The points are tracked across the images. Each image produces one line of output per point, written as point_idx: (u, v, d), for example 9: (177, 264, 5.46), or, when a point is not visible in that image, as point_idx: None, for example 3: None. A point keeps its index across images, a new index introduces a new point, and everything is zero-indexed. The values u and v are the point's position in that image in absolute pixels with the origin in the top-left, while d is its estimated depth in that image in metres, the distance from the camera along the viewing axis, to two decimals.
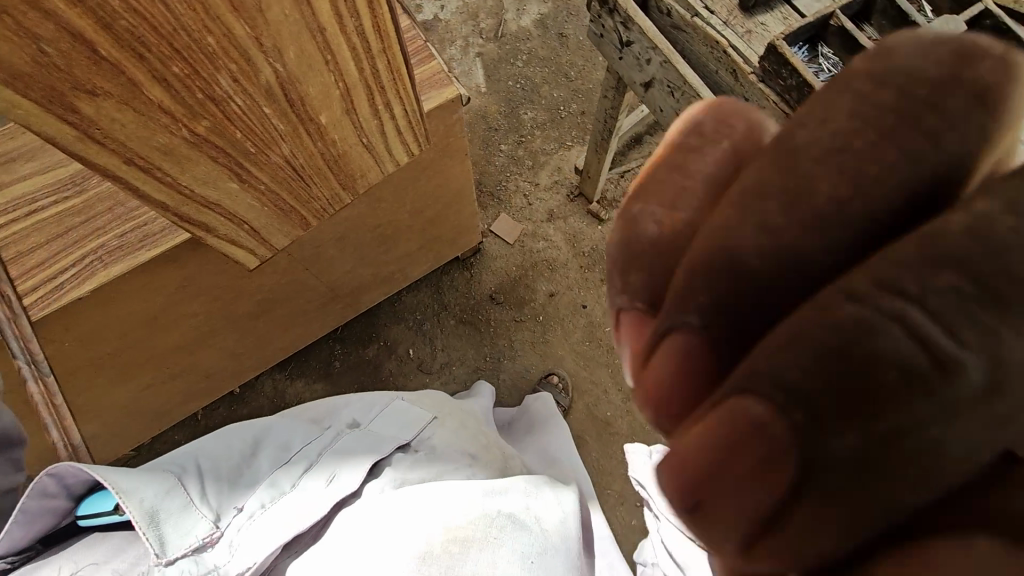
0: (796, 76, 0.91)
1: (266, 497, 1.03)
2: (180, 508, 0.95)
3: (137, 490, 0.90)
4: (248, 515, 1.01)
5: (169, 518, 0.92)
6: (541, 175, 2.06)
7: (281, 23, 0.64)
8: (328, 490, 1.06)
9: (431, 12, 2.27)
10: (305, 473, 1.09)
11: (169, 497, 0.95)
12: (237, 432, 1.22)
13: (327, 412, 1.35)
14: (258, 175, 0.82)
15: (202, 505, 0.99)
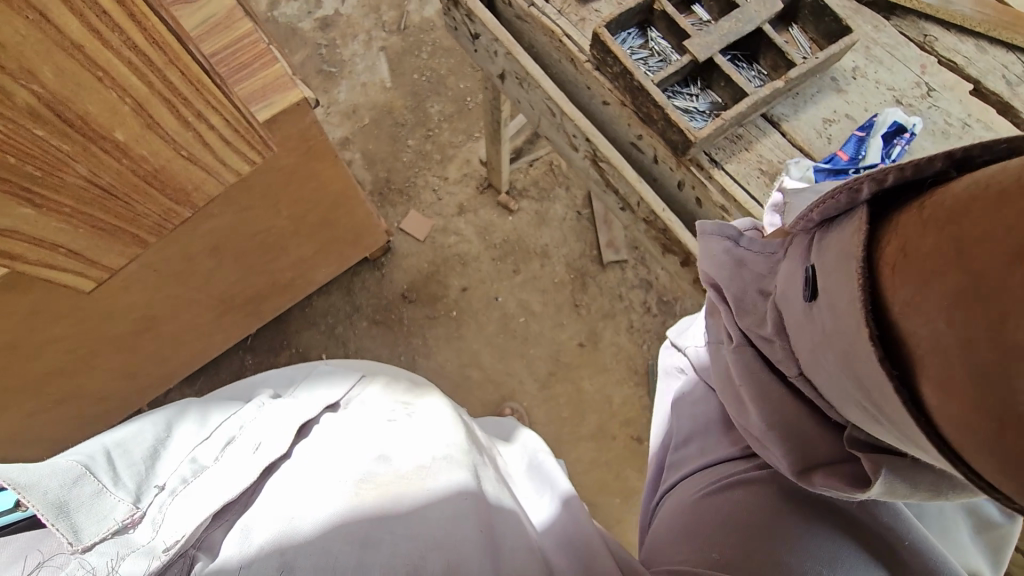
0: (619, 63, 0.90)
1: (182, 476, 0.72)
2: (92, 492, 0.63)
3: (36, 481, 0.60)
4: (171, 494, 0.69)
5: (83, 506, 0.62)
6: (449, 169, 2.03)
7: (22, 46, 0.61)
8: (252, 460, 0.76)
9: (332, 6, 2.20)
10: (223, 451, 0.77)
11: (87, 480, 0.65)
12: (150, 415, 0.85)
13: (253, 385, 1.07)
14: (56, 198, 0.79)
15: (119, 488, 0.67)
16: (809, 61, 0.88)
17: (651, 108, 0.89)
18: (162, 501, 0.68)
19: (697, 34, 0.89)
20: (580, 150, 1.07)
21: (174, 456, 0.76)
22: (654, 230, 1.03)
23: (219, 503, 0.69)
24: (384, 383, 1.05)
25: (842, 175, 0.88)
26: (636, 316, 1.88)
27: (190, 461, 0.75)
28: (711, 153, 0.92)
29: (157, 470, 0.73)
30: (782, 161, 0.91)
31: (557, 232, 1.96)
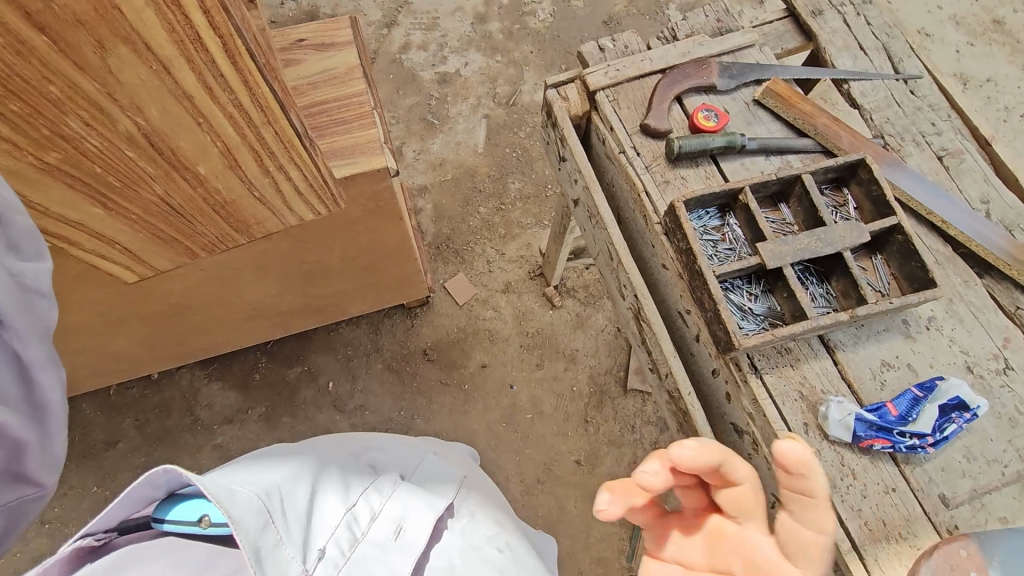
0: (686, 241, 0.89)
1: (342, 543, 0.76)
2: (278, 543, 0.68)
3: (241, 518, 0.65)
4: (331, 564, 0.73)
5: (270, 556, 0.67)
6: (509, 246, 2.07)
7: (138, 86, 0.66)
8: (395, 549, 0.78)
9: (455, 66, 2.34)
10: (368, 528, 0.79)
11: (268, 528, 0.68)
12: (296, 459, 0.87)
13: (361, 448, 1.06)
14: (127, 207, 0.84)
15: (292, 544, 0.70)
16: (882, 303, 0.84)
17: (706, 296, 0.87)
18: (326, 571, 0.71)
19: (773, 240, 0.88)
20: (626, 299, 1.05)
21: (328, 514, 0.78)
22: (675, 406, 0.98)
23: None
24: (480, 496, 1.04)
25: (885, 433, 0.81)
26: (642, 453, 1.80)
27: (341, 527, 0.77)
28: (754, 358, 0.88)
29: (317, 525, 0.76)
30: (825, 391, 0.86)
31: (591, 341, 1.93)
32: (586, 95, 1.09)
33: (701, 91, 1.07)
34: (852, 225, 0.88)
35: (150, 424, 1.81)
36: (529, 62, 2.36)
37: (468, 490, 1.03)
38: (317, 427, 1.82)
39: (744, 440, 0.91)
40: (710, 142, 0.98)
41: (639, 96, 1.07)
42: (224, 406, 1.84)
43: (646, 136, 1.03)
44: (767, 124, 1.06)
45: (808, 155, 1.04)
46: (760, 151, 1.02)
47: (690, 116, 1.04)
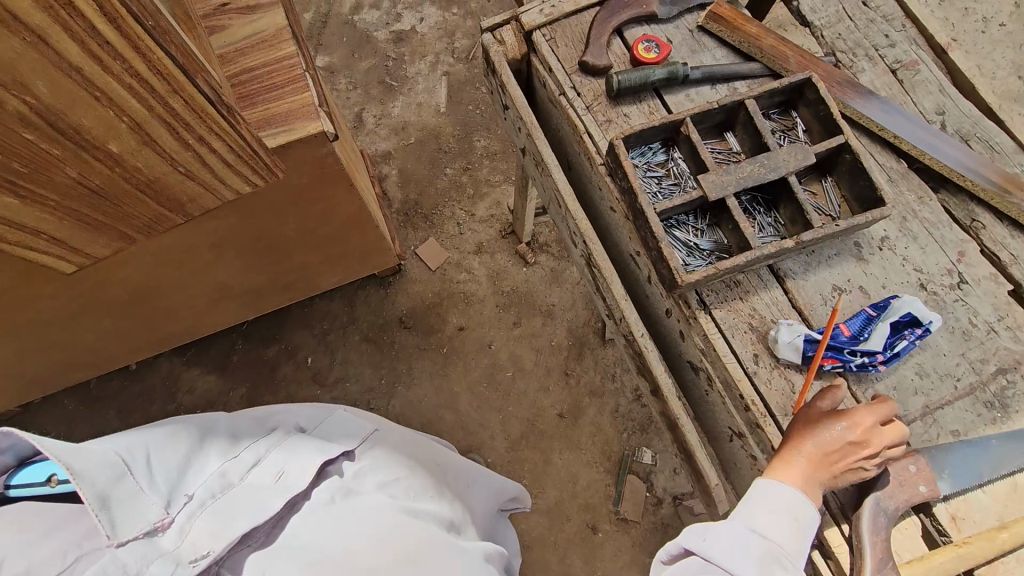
0: (626, 180, 0.86)
1: (214, 487, 0.74)
2: (128, 490, 0.67)
3: (86, 466, 0.65)
4: (197, 504, 0.71)
5: (120, 501, 0.66)
6: (478, 205, 2.03)
7: (16, 61, 0.62)
8: (273, 488, 0.74)
9: (410, 22, 2.25)
10: (245, 473, 0.76)
11: (124, 478, 0.67)
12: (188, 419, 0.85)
13: (272, 411, 0.97)
14: (43, 193, 0.80)
15: (152, 491, 0.69)
16: (828, 227, 0.82)
17: (649, 235, 0.84)
18: (191, 513, 0.70)
19: (716, 170, 0.84)
20: (577, 247, 1.02)
21: (205, 466, 0.77)
22: (632, 350, 0.97)
23: (242, 532, 0.68)
24: (399, 438, 0.95)
25: (835, 353, 0.81)
26: (624, 401, 1.82)
27: (213, 475, 0.75)
28: (702, 294, 0.86)
29: (190, 477, 0.74)
30: (775, 321, 0.85)
31: (568, 295, 1.92)
32: (523, 36, 1.04)
33: (643, 21, 1.02)
34: (797, 147, 0.85)
35: (135, 413, 1.81)
36: (487, 12, 2.27)
37: (382, 435, 0.93)
38: (299, 403, 1.83)
39: (699, 377, 0.90)
40: (650, 74, 0.94)
41: (577, 32, 1.02)
42: (205, 389, 1.84)
43: (586, 74, 0.99)
44: (713, 50, 1.02)
45: (755, 80, 1.00)
46: (705, 80, 0.98)
47: (631, 49, 0.99)
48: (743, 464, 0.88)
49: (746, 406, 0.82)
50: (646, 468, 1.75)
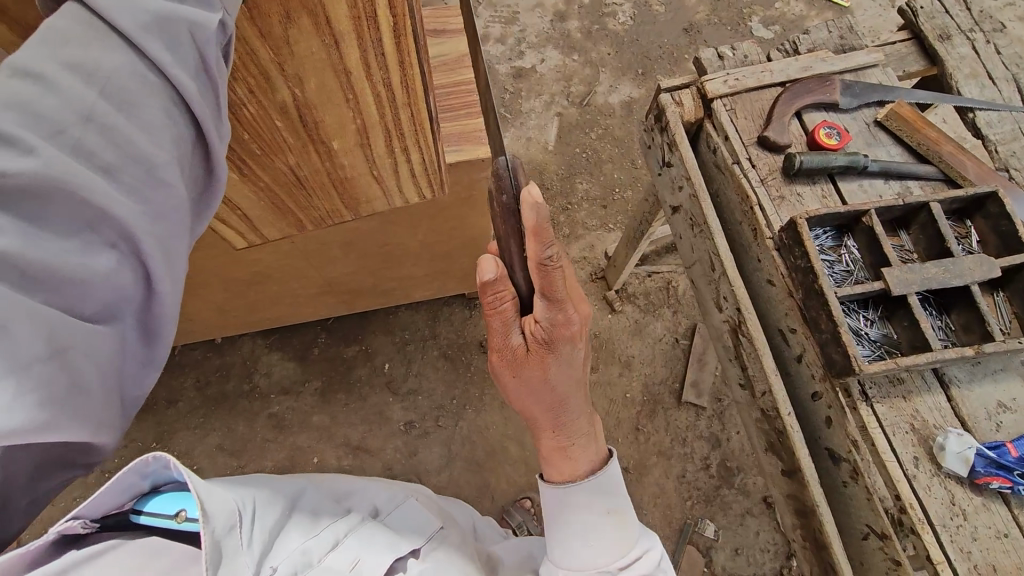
0: (806, 259, 0.87)
1: (297, 565, 0.77)
2: (236, 541, 0.69)
3: (214, 507, 0.67)
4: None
5: (227, 558, 0.67)
6: (572, 246, 2.06)
7: (306, 58, 0.67)
8: None
9: (531, 61, 2.33)
10: (326, 555, 0.81)
11: (234, 531, 0.69)
12: (278, 484, 0.93)
13: (343, 485, 1.05)
14: (259, 173, 0.85)
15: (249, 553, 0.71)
16: (1011, 343, 0.82)
17: (822, 317, 0.85)
18: None
19: (900, 265, 0.85)
20: (723, 312, 1.04)
21: (288, 541, 0.80)
22: (768, 425, 0.97)
23: None
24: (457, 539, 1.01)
25: (1005, 472, 0.80)
26: (692, 468, 1.79)
27: (297, 552, 0.78)
28: (865, 386, 0.86)
29: (277, 547, 0.78)
30: (939, 426, 0.85)
31: (648, 349, 1.92)
32: (701, 101, 1.08)
33: (822, 108, 1.05)
34: (982, 259, 0.85)
35: (213, 385, 1.85)
36: (606, 63, 2.34)
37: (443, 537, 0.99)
38: (370, 406, 1.85)
39: (841, 467, 0.89)
40: (833, 160, 0.96)
41: (757, 107, 1.05)
42: (282, 376, 1.87)
43: (763, 148, 1.01)
44: (887, 147, 1.04)
45: (929, 183, 1.01)
46: (880, 174, 1.00)
47: (811, 132, 1.01)
48: (877, 564, 0.86)
49: (899, 508, 0.81)
50: (706, 542, 1.72)
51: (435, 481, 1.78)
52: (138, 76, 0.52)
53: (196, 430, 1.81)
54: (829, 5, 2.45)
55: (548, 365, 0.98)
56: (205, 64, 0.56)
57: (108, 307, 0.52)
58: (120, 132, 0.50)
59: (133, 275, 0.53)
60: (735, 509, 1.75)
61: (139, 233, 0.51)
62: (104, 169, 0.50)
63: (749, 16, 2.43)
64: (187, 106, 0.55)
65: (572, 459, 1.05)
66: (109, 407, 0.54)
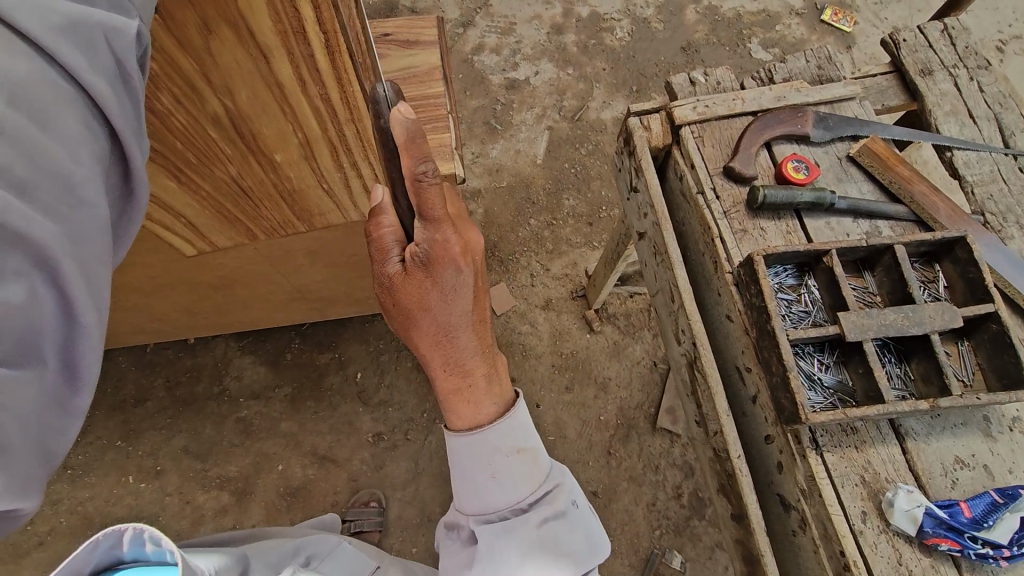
0: (761, 298, 0.84)
1: None
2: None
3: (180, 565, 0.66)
4: None
5: None
6: (555, 262, 2.03)
7: (233, 70, 0.65)
8: None
9: (525, 73, 2.31)
10: None
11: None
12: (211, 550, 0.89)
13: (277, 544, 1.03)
14: (200, 183, 0.83)
15: None
16: (967, 398, 0.78)
17: (774, 359, 0.82)
18: None
19: (856, 311, 0.82)
20: (682, 345, 1.00)
21: None
22: (720, 466, 0.93)
23: None
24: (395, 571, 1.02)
25: (955, 535, 0.75)
26: (663, 496, 1.75)
27: None
28: (816, 433, 0.82)
29: None
30: (890, 480, 0.81)
31: (625, 371, 1.89)
32: (670, 127, 1.05)
33: (794, 139, 1.02)
34: (944, 307, 0.82)
35: (181, 386, 1.82)
36: (601, 79, 2.32)
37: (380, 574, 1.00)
38: (339, 416, 1.82)
39: (790, 516, 0.86)
40: (798, 196, 0.92)
41: (726, 136, 1.02)
42: (252, 380, 1.84)
43: (728, 179, 0.98)
44: (859, 183, 1.00)
45: (899, 223, 0.98)
46: (848, 212, 0.96)
47: (779, 165, 0.98)
48: None
49: (844, 565, 0.77)
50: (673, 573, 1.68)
51: (400, 496, 1.75)
52: (48, 81, 0.41)
53: (161, 431, 1.77)
54: (831, 30, 2.42)
55: (429, 294, 0.74)
56: (123, 73, 0.46)
57: (20, 345, 0.41)
58: (35, 147, 0.40)
59: (53, 306, 0.42)
60: (704, 541, 1.71)
61: (61, 258, 0.41)
62: (18, 188, 0.39)
63: (749, 37, 2.40)
64: (107, 118, 0.45)
65: (473, 404, 0.82)
66: (28, 460, 0.43)
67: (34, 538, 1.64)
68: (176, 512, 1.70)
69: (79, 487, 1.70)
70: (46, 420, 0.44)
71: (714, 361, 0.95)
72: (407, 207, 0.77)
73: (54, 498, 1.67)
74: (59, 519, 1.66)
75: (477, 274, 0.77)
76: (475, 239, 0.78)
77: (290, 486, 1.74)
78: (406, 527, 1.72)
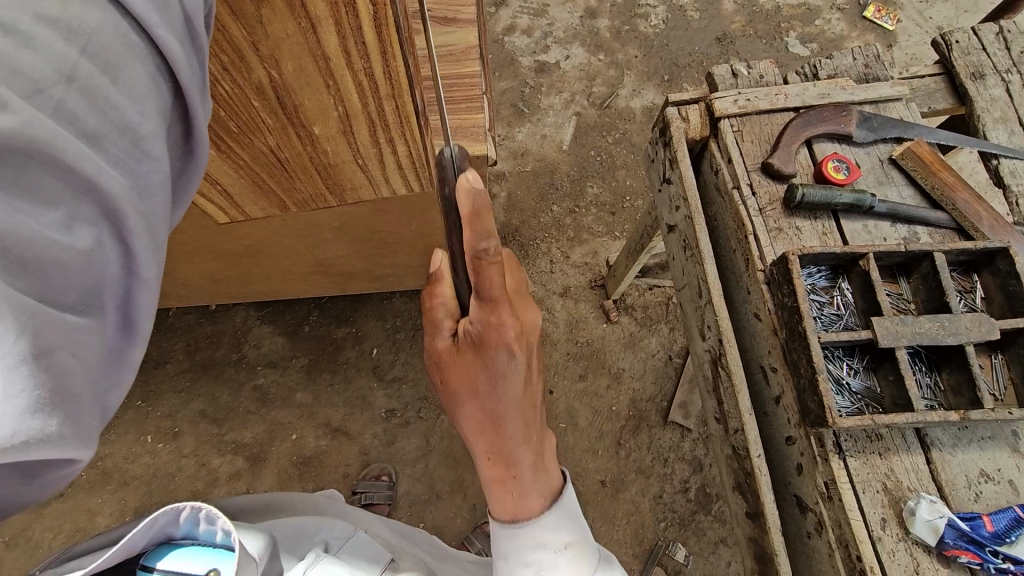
0: (793, 298, 0.83)
1: None
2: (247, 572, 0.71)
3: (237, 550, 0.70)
4: None
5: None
6: (575, 250, 2.02)
7: (282, 40, 0.64)
8: None
9: (555, 57, 2.28)
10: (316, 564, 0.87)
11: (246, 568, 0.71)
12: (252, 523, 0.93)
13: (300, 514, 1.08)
14: (239, 153, 0.83)
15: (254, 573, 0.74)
16: (998, 411, 0.77)
17: (803, 361, 0.81)
18: None
19: (891, 317, 0.81)
20: (706, 341, 1.00)
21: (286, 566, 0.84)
22: (737, 464, 0.93)
23: None
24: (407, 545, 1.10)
25: (976, 547, 0.75)
26: (670, 489, 1.76)
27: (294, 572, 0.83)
28: (840, 438, 0.81)
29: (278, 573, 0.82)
30: (913, 488, 0.80)
31: (640, 364, 1.88)
32: (709, 119, 1.03)
33: (835, 139, 1.00)
34: (981, 318, 0.80)
35: (201, 351, 1.85)
36: (632, 66, 2.28)
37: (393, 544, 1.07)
38: (354, 389, 1.84)
39: (806, 517, 0.86)
40: (837, 197, 0.91)
41: (766, 131, 1.00)
42: (270, 349, 1.86)
43: (765, 175, 0.96)
44: (900, 187, 0.98)
45: (938, 231, 0.96)
46: (888, 216, 0.95)
47: (818, 164, 0.96)
48: None
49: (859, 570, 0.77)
50: (675, 565, 1.69)
51: (410, 472, 1.77)
52: (123, 35, 0.41)
53: (180, 394, 1.80)
54: (872, 27, 2.35)
55: (479, 375, 0.69)
56: (192, 30, 0.46)
57: (84, 293, 0.41)
58: (105, 98, 0.40)
59: (115, 257, 0.42)
60: (708, 536, 1.72)
61: (126, 210, 0.41)
62: (87, 137, 0.39)
63: (787, 31, 2.34)
64: (173, 73, 0.45)
65: (520, 493, 0.76)
66: (90, 412, 0.43)
67: (55, 489, 1.69)
68: (192, 473, 1.73)
69: (99, 443, 1.74)
70: (105, 369, 0.44)
71: (739, 360, 0.94)
72: (465, 281, 0.73)
73: None
74: (78, 472, 1.71)
75: (529, 357, 0.70)
76: (532, 318, 0.71)
77: (303, 455, 1.77)
78: (414, 503, 1.74)
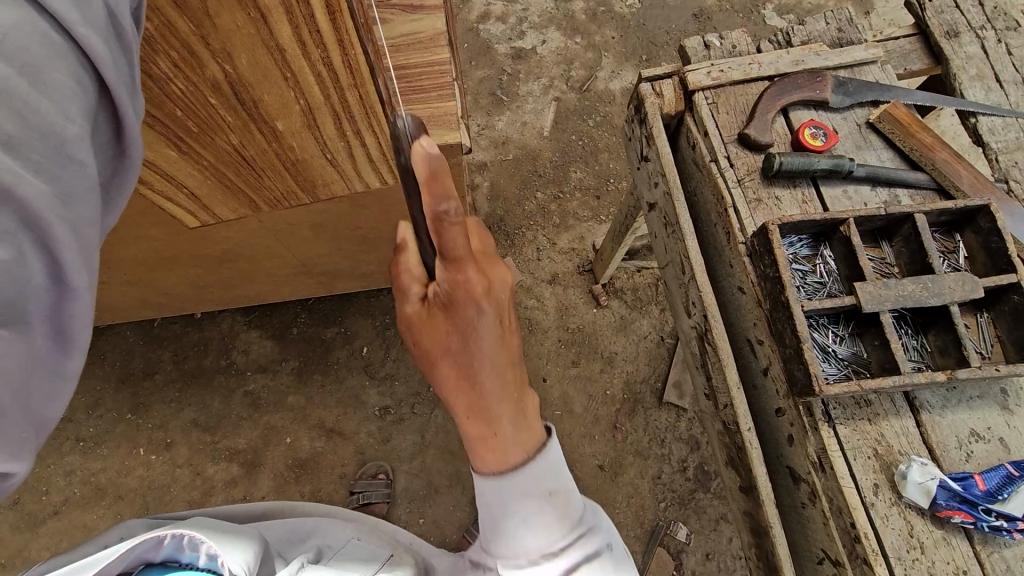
0: (775, 268, 0.82)
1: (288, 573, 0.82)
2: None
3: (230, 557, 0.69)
4: None
5: None
6: (562, 236, 2.01)
7: (232, 32, 0.62)
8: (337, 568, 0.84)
9: (532, 42, 2.25)
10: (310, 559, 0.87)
11: None
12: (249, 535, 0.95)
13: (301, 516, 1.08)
14: (201, 153, 0.81)
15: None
16: (986, 369, 0.76)
17: (788, 330, 0.80)
18: None
19: (874, 281, 0.80)
20: (692, 318, 0.98)
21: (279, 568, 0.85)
22: (729, 439, 0.92)
23: None
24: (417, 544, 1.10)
25: (969, 507, 0.75)
26: (668, 469, 1.76)
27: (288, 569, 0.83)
28: (829, 406, 0.81)
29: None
30: (903, 452, 0.80)
31: (633, 346, 1.88)
32: (683, 93, 1.01)
33: (811, 106, 0.98)
34: (965, 277, 0.80)
35: (189, 360, 1.83)
36: (610, 48, 2.25)
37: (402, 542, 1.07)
38: (346, 389, 1.82)
39: (800, 488, 0.85)
40: (815, 163, 0.89)
41: (741, 102, 0.98)
42: (259, 354, 1.84)
43: (743, 146, 0.95)
44: (878, 151, 0.97)
45: (919, 192, 0.95)
46: (867, 180, 0.93)
47: (796, 132, 0.95)
48: None
49: (855, 537, 0.77)
50: (678, 544, 1.69)
51: (407, 468, 1.76)
52: (40, 35, 0.40)
53: (170, 404, 1.78)
54: None
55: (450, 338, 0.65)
56: (117, 26, 0.45)
57: (6, 306, 0.41)
58: (22, 100, 0.39)
59: (41, 269, 0.42)
60: (708, 514, 1.73)
61: (50, 218, 0.40)
62: (5, 142, 0.38)
63: (764, 4, 2.32)
64: (98, 72, 0.43)
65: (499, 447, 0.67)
66: (21, 424, 0.44)
67: (49, 507, 1.67)
68: (187, 483, 1.72)
69: (92, 458, 1.72)
70: (35, 381, 0.45)
71: (724, 333, 0.93)
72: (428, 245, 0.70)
73: (68, 469, 1.70)
74: (73, 489, 1.69)
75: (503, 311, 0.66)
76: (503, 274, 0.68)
77: (298, 458, 1.76)
78: (413, 499, 1.73)
